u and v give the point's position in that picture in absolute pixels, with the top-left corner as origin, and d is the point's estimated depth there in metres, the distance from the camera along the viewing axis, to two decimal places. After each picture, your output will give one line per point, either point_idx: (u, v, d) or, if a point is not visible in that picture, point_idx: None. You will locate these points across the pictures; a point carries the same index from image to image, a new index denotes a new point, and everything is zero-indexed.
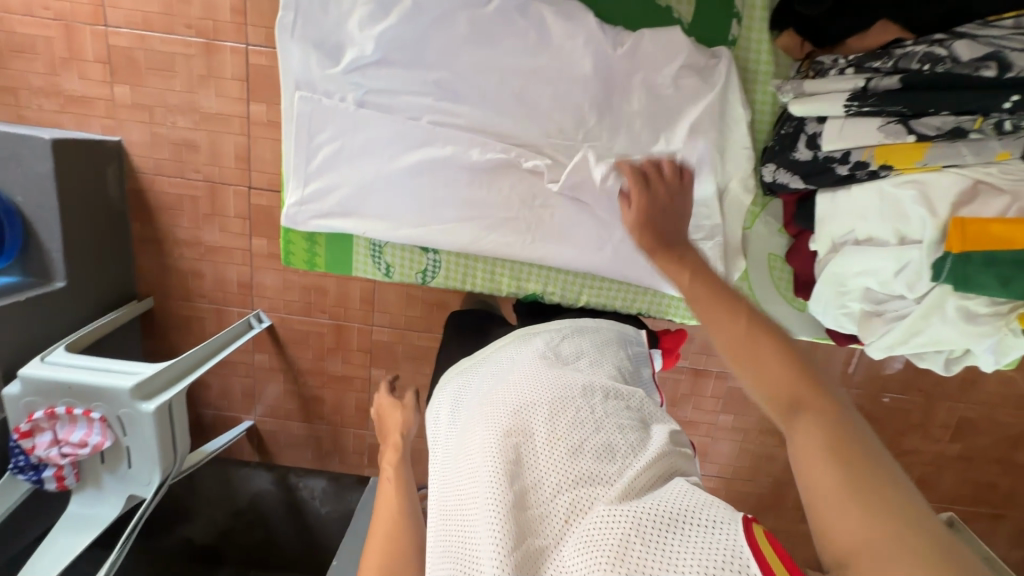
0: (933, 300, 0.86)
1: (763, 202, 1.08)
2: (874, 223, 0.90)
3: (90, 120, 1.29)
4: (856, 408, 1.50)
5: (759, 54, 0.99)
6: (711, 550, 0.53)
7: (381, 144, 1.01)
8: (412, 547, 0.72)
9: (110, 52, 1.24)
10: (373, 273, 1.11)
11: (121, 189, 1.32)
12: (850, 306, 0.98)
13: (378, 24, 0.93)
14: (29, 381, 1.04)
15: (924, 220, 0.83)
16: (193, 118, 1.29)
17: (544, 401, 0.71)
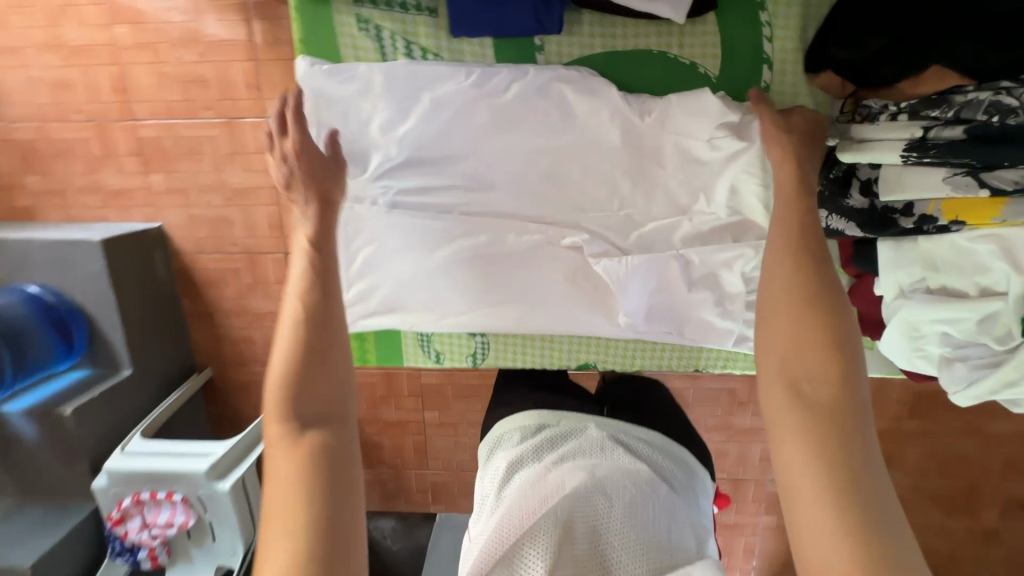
0: None
1: None
2: (949, 272, 0.82)
3: (131, 210, 1.35)
4: (929, 396, 1.42)
5: (796, 95, 0.94)
6: None
7: (416, 240, 1.04)
8: (315, 396, 0.72)
9: (141, 144, 1.29)
10: (423, 361, 1.15)
11: (168, 271, 1.38)
12: (928, 351, 0.88)
13: (402, 125, 0.99)
14: (115, 473, 1.10)
15: (1008, 274, 0.77)
16: (225, 195, 1.33)
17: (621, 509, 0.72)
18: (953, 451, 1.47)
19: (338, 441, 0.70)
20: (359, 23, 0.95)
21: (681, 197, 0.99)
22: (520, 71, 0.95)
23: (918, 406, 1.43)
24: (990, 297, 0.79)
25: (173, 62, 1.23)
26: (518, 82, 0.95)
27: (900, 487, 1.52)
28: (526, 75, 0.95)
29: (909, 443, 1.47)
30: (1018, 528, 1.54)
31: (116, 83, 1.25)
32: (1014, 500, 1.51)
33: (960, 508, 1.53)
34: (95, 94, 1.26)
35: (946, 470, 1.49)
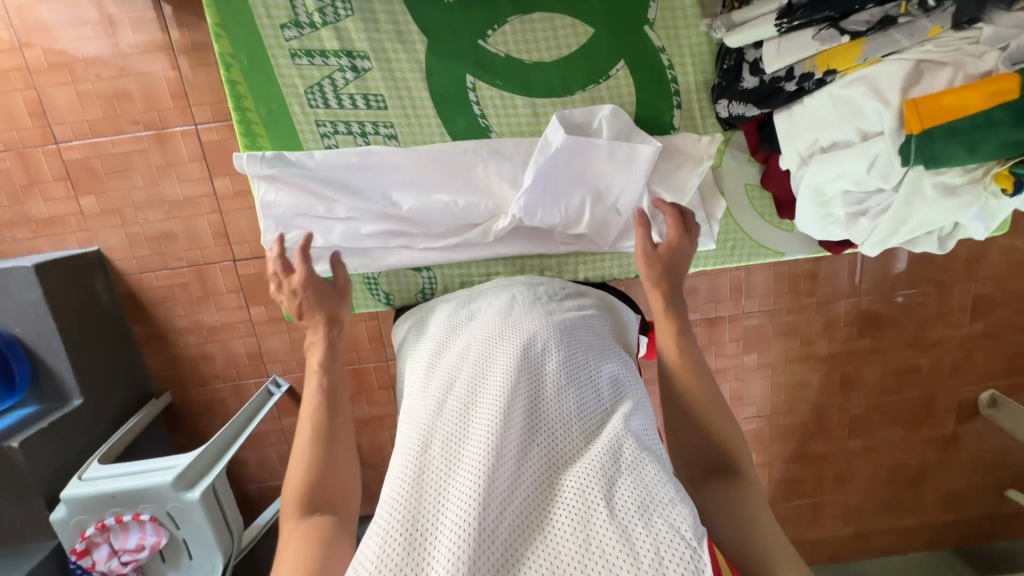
0: (910, 184, 0.81)
1: (726, 137, 1.07)
2: (834, 129, 0.87)
3: (65, 237, 1.30)
4: (872, 314, 1.51)
5: (686, 13, 1.00)
6: (673, 538, 0.57)
7: (356, 187, 0.99)
8: (323, 489, 0.76)
9: (67, 167, 1.26)
10: (374, 305, 1.10)
11: (111, 295, 1.33)
12: (836, 213, 0.94)
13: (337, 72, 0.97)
14: (74, 501, 1.05)
15: (879, 112, 0.79)
16: (163, 209, 1.30)
17: (552, 371, 0.75)
18: (903, 363, 1.56)
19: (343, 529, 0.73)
20: None
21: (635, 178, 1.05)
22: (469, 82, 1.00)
23: (864, 324, 1.52)
24: (871, 139, 0.82)
25: (92, 80, 1.21)
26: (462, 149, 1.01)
27: (863, 407, 1.60)
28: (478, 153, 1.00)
29: (863, 362, 1.55)
30: (973, 431, 1.63)
31: (34, 107, 1.22)
32: (966, 403, 1.61)
33: (920, 418, 1.61)
34: (13, 121, 1.22)
35: (900, 384, 1.58)
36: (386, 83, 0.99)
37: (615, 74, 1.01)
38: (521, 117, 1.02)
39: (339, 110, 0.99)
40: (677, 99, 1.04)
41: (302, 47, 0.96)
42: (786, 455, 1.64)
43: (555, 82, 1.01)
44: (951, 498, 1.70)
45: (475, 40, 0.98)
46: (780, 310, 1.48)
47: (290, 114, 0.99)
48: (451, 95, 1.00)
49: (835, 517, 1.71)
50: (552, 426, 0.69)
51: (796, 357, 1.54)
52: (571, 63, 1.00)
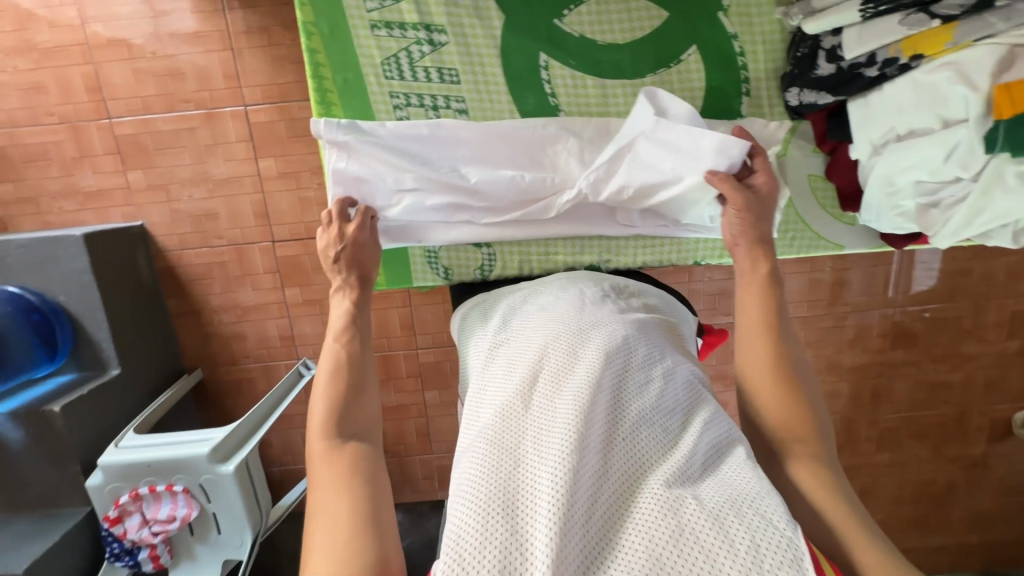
0: (989, 175, 0.80)
1: (793, 126, 1.05)
2: (912, 115, 0.87)
3: (110, 211, 1.33)
4: (906, 326, 1.49)
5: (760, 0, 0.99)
6: (766, 533, 0.56)
7: (426, 161, 1.00)
8: (351, 420, 0.77)
9: (117, 142, 1.29)
10: (432, 279, 1.10)
11: (152, 269, 1.35)
12: (904, 206, 0.95)
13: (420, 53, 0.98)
14: (110, 468, 1.06)
15: (965, 98, 0.79)
16: (207, 187, 1.32)
17: (628, 364, 0.74)
18: (936, 378, 1.54)
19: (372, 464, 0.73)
20: None
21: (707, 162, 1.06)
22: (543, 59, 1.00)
23: (898, 336, 1.50)
24: (952, 127, 0.82)
25: (148, 58, 1.25)
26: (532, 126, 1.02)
27: (893, 420, 1.57)
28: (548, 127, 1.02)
29: (895, 374, 1.53)
30: (1004, 452, 1.60)
31: (90, 82, 1.25)
32: (998, 423, 1.58)
33: (951, 435, 1.59)
34: (69, 95, 1.25)
35: (931, 399, 1.55)
36: (461, 57, 0.99)
37: (686, 59, 1.01)
38: (591, 98, 1.03)
39: (412, 83, 1.00)
40: (746, 86, 1.03)
41: (382, 18, 0.97)
42: None
43: (626, 64, 1.01)
44: (978, 518, 1.66)
45: (551, 19, 0.99)
46: (813, 317, 1.47)
47: (364, 84, 0.99)
48: (522, 72, 1.01)
49: None
50: (639, 418, 0.68)
51: (826, 366, 1.52)
52: (644, 46, 1.01)
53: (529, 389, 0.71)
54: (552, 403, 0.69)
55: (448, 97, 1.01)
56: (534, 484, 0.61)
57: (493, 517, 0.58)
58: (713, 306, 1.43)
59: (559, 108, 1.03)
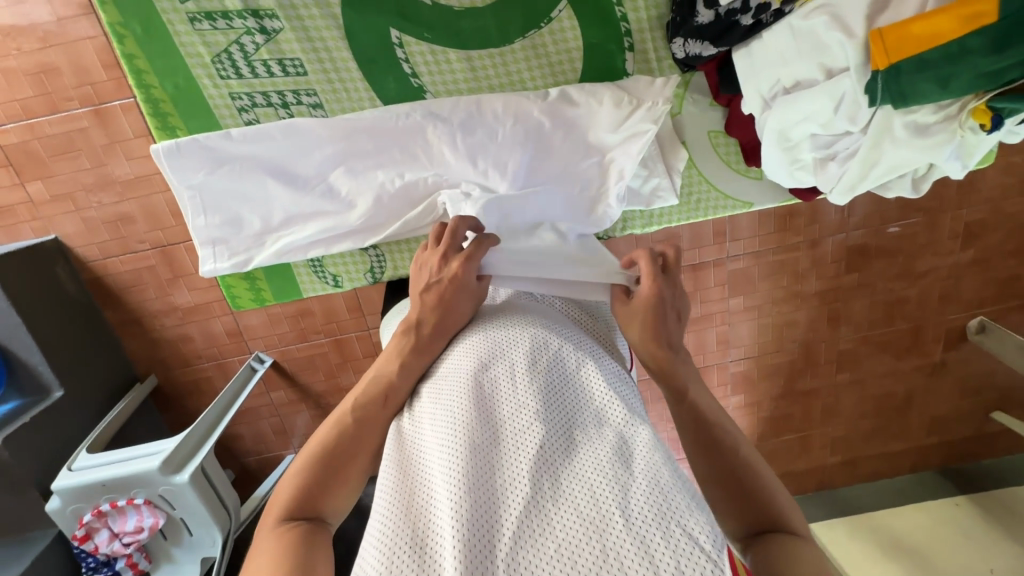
0: (879, 126, 0.77)
1: (685, 81, 1.02)
2: (796, 65, 0.81)
3: (19, 228, 1.25)
4: (861, 247, 1.47)
5: None
6: (688, 541, 0.52)
7: (284, 171, 0.97)
8: (314, 488, 0.68)
9: (6, 152, 1.19)
10: (322, 288, 1.12)
11: (78, 283, 1.30)
12: (803, 160, 0.90)
13: (261, 48, 0.92)
14: (65, 492, 1.07)
15: (842, 45, 0.73)
16: (116, 189, 1.24)
17: (543, 374, 0.69)
18: (892, 296, 1.54)
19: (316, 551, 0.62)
20: None
21: (596, 139, 0.98)
22: (398, 38, 0.93)
23: (852, 259, 1.48)
24: (836, 77, 0.77)
25: (14, 55, 1.12)
26: (398, 119, 0.95)
27: (851, 341, 1.59)
28: (411, 117, 0.95)
29: (851, 297, 1.53)
30: (960, 358, 1.64)
31: None
32: (954, 330, 1.60)
33: (908, 348, 1.62)
34: None
35: (888, 316, 1.57)
36: (301, 45, 0.92)
37: (557, 15, 0.94)
38: (457, 73, 0.96)
39: (254, 80, 0.93)
40: (629, 40, 0.97)
41: (200, 9, 0.88)
42: (774, 394, 1.66)
43: (491, 29, 0.94)
44: (936, 421, 1.73)
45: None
46: (766, 252, 1.45)
47: (199, 87, 0.93)
48: (377, 51, 0.93)
49: (821, 448, 1.75)
50: (559, 428, 0.64)
51: (782, 298, 1.51)
52: (507, 8, 0.93)
53: (441, 421, 0.66)
54: (458, 427, 0.64)
55: (300, 90, 0.95)
56: (443, 523, 0.56)
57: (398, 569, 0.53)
58: (665, 250, 1.40)
59: (424, 89, 0.97)
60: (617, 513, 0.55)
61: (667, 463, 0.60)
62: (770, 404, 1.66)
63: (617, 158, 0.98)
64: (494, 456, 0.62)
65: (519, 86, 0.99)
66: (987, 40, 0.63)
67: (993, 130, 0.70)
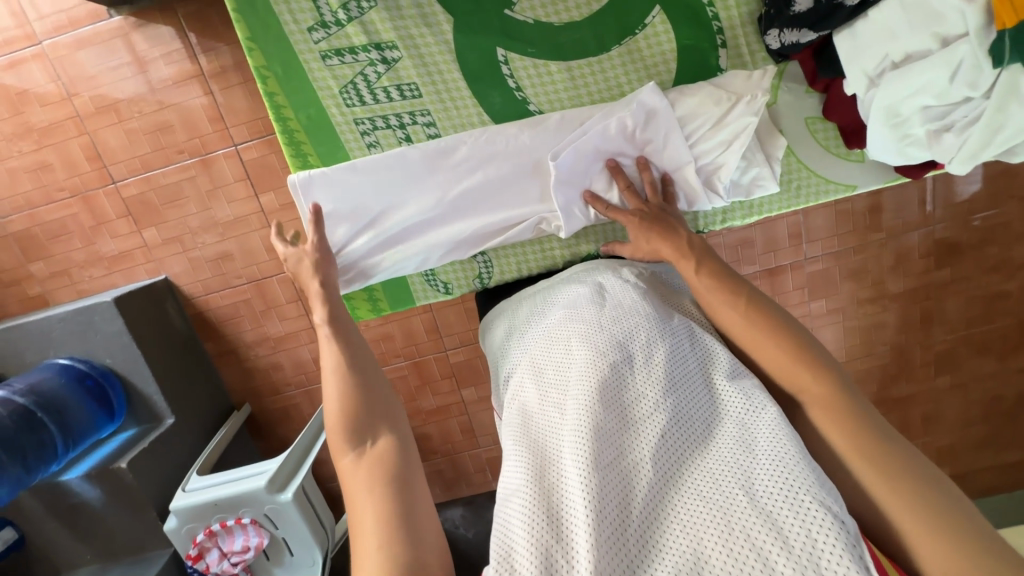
0: (1002, 90, 0.76)
1: (780, 70, 1.03)
2: (907, 38, 0.82)
3: (136, 270, 1.39)
4: (950, 241, 1.40)
5: None
6: (820, 516, 0.52)
7: (399, 194, 1.04)
8: (367, 416, 0.75)
9: (126, 203, 1.33)
10: (434, 295, 1.15)
11: (184, 318, 1.41)
12: (912, 133, 0.90)
13: (384, 75, 0.99)
14: (182, 511, 1.13)
15: (961, 10, 0.74)
16: (218, 231, 1.36)
17: (659, 354, 0.70)
18: (990, 291, 1.45)
19: (399, 459, 0.71)
20: None
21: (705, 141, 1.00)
22: (506, 56, 0.99)
23: (941, 252, 1.41)
24: (952, 44, 0.77)
25: (136, 117, 1.27)
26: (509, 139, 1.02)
27: (947, 341, 1.50)
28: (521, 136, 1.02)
29: (944, 295, 1.45)
30: None
31: (90, 152, 1.30)
32: None
33: (1014, 346, 1.50)
34: (75, 168, 1.31)
35: (986, 313, 1.47)
36: (417, 70, 0.99)
37: (650, 22, 0.99)
38: (557, 84, 1.01)
39: (375, 105, 1.01)
40: (721, 37, 1.00)
41: (331, 47, 0.97)
42: None
43: (588, 40, 0.99)
44: None
45: (500, 10, 0.97)
46: (845, 252, 1.40)
47: (328, 116, 1.01)
48: (485, 67, 1.00)
49: None
50: (678, 412, 0.65)
51: (867, 299, 1.45)
52: (604, 19, 0.98)
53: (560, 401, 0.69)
54: (581, 402, 0.66)
55: (415, 115, 1.02)
56: (570, 491, 0.58)
57: (530, 530, 0.56)
58: (738, 256, 1.39)
59: (528, 102, 1.02)
60: (745, 492, 0.56)
61: (796, 445, 0.59)
62: None
63: (727, 160, 1.00)
64: (617, 432, 0.63)
65: (616, 91, 1.02)
66: None
67: None
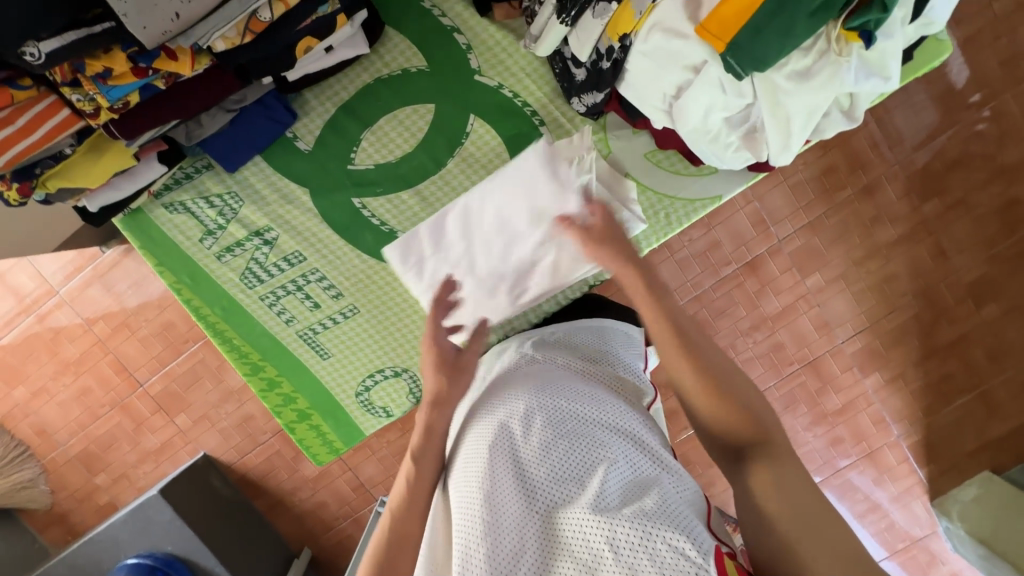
0: (763, 91, 0.77)
1: (602, 123, 1.02)
2: (667, 76, 0.82)
3: (179, 455, 1.52)
4: (925, 171, 1.33)
5: (498, 41, 0.97)
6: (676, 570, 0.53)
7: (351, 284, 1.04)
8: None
9: (156, 399, 1.49)
10: (378, 421, 1.19)
11: (229, 485, 1.52)
12: (732, 141, 0.86)
13: (271, 252, 1.04)
14: None
15: (684, 45, 0.77)
16: (235, 398, 1.48)
17: (527, 412, 0.69)
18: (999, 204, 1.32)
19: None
20: (165, 205, 1.00)
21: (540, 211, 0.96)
22: (361, 203, 1.03)
23: (922, 182, 1.33)
24: (703, 68, 0.79)
25: (145, 325, 1.45)
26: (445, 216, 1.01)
27: (977, 269, 1.36)
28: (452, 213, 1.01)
29: (948, 225, 1.35)
30: None
31: (118, 367, 1.48)
32: None
33: None
34: (109, 383, 1.49)
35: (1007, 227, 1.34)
36: (296, 240, 1.03)
37: (472, 129, 1.00)
38: (414, 208, 1.04)
39: (273, 281, 1.06)
40: (537, 117, 1.00)
41: (222, 246, 1.03)
42: (915, 362, 1.43)
43: (427, 163, 1.01)
44: None
45: (343, 167, 1.01)
46: (820, 219, 1.35)
47: (239, 302, 1.07)
48: (343, 216, 1.03)
49: (1018, 400, 1.40)
50: (551, 474, 0.63)
51: (865, 256, 1.37)
52: (433, 141, 1.00)
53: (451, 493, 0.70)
54: (463, 482, 0.67)
55: (309, 280, 1.06)
56: None
57: None
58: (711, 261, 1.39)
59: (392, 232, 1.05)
60: (612, 554, 0.56)
61: (664, 504, 0.59)
62: (917, 374, 1.43)
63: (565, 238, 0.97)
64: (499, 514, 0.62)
65: None
66: None
67: (868, 44, 0.69)
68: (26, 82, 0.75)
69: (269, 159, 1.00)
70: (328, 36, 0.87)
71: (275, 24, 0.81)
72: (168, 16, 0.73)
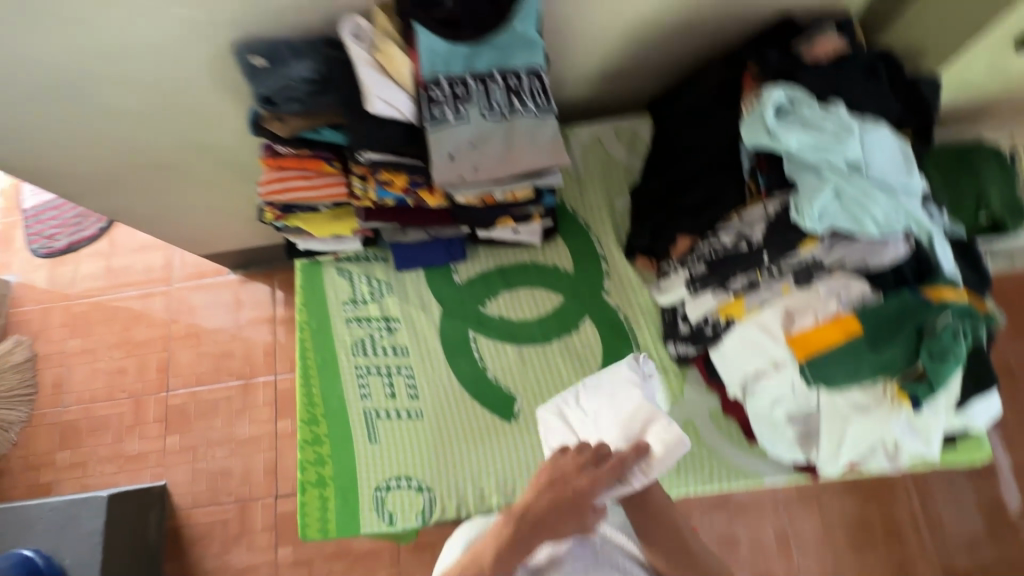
0: (826, 408, 0.64)
1: (682, 375, 0.83)
2: (735, 363, 0.70)
3: (144, 472, 1.49)
4: None
5: (636, 297, 0.87)
6: None
7: None
8: None
9: (167, 410, 1.54)
10: (376, 526, 0.78)
11: (160, 529, 1.43)
12: (783, 441, 0.69)
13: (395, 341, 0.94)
14: None
15: (769, 345, 0.66)
16: (229, 447, 1.49)
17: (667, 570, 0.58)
18: None
19: None
20: (339, 260, 0.91)
21: None
22: None
23: None
24: (783, 365, 0.65)
25: (210, 344, 1.59)
26: None
27: None
28: None
29: None
30: None
31: (162, 366, 1.58)
32: None
33: None
34: (144, 375, 1.57)
35: None
36: (421, 341, 0.87)
37: (576, 337, 0.87)
38: (497, 367, 0.86)
39: (378, 359, 0.86)
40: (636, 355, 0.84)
41: (361, 313, 0.89)
42: None
43: (540, 338, 0.87)
44: None
45: (476, 303, 0.89)
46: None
47: (334, 352, 0.86)
48: (453, 335, 0.88)
49: None
50: None
51: None
52: (533, 333, 0.88)
53: None
54: None
55: (401, 373, 0.86)
56: None
57: None
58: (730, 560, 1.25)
59: (500, 386, 0.85)
60: None
61: None
62: None
63: None
64: None
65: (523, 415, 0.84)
66: (867, 341, 0.60)
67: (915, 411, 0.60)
68: (335, 165, 0.77)
69: (428, 275, 0.91)
70: (523, 223, 0.86)
71: (503, 204, 0.81)
72: (447, 173, 0.72)
